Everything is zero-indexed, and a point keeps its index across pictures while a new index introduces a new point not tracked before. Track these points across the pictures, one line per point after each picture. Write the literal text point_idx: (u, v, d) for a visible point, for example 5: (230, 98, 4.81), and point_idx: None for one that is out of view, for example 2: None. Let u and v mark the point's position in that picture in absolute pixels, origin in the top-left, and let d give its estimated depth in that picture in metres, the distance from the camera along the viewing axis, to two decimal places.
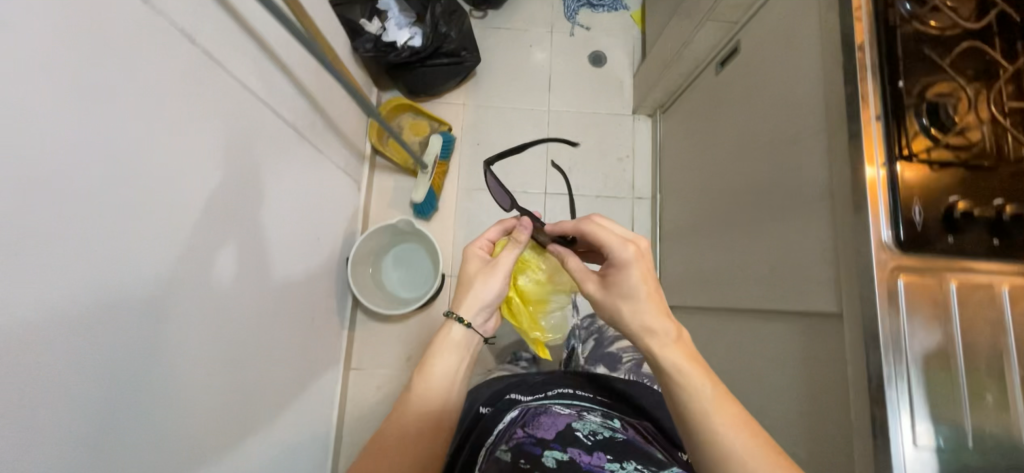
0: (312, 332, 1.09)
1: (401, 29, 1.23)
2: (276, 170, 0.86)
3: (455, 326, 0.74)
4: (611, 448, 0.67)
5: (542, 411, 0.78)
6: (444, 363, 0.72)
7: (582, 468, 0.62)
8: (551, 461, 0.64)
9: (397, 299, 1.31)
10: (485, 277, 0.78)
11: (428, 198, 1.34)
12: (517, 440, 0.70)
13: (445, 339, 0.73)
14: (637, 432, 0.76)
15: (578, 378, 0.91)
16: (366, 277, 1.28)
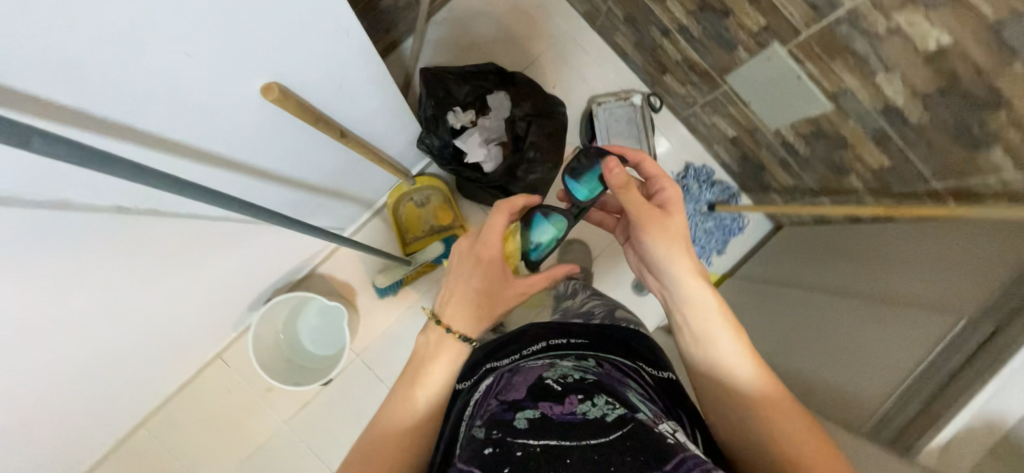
0: (175, 349, 1.02)
1: (482, 144, 1.08)
2: (220, 262, 0.83)
3: (457, 346, 0.68)
4: (582, 388, 0.58)
5: (513, 373, 0.69)
6: (441, 363, 0.67)
7: (559, 418, 0.52)
8: (524, 422, 0.52)
9: (297, 365, 1.20)
10: (505, 293, 0.72)
11: (393, 284, 1.23)
12: (488, 413, 0.59)
13: (445, 354, 0.67)
14: (612, 368, 0.68)
15: (552, 330, 0.80)
16: (269, 334, 1.16)
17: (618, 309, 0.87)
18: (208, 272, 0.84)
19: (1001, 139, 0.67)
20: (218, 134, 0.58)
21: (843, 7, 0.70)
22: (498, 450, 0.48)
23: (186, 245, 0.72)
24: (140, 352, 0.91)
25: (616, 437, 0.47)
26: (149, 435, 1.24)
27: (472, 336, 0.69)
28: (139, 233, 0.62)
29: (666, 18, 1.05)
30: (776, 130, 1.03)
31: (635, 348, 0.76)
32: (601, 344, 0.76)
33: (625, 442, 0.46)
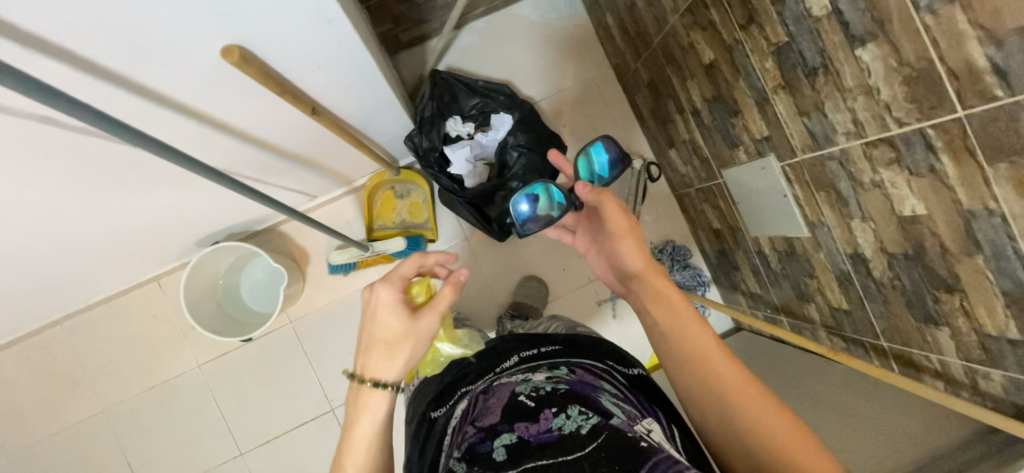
0: (110, 262, 1.01)
1: (471, 159, 1.08)
2: (167, 190, 0.83)
3: (378, 393, 0.61)
4: (554, 401, 0.61)
5: (486, 394, 0.70)
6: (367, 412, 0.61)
7: (535, 439, 0.55)
8: (503, 452, 0.55)
9: (227, 313, 1.19)
10: (411, 335, 0.62)
11: (347, 264, 1.21)
12: (466, 443, 0.60)
13: (366, 403, 0.61)
14: (584, 373, 0.70)
15: (523, 343, 0.83)
16: (209, 275, 1.14)
17: (580, 327, 0.90)
18: (156, 199, 0.84)
19: (950, 323, 0.66)
20: (187, 83, 0.58)
21: (837, 145, 0.70)
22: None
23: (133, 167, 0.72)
24: (69, 256, 0.90)
25: (591, 450, 0.51)
26: (65, 335, 1.22)
27: (390, 381, 0.62)
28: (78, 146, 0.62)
29: (684, 97, 1.05)
30: (756, 238, 1.02)
31: (606, 351, 0.78)
32: (575, 349, 0.78)
33: (600, 454, 0.50)
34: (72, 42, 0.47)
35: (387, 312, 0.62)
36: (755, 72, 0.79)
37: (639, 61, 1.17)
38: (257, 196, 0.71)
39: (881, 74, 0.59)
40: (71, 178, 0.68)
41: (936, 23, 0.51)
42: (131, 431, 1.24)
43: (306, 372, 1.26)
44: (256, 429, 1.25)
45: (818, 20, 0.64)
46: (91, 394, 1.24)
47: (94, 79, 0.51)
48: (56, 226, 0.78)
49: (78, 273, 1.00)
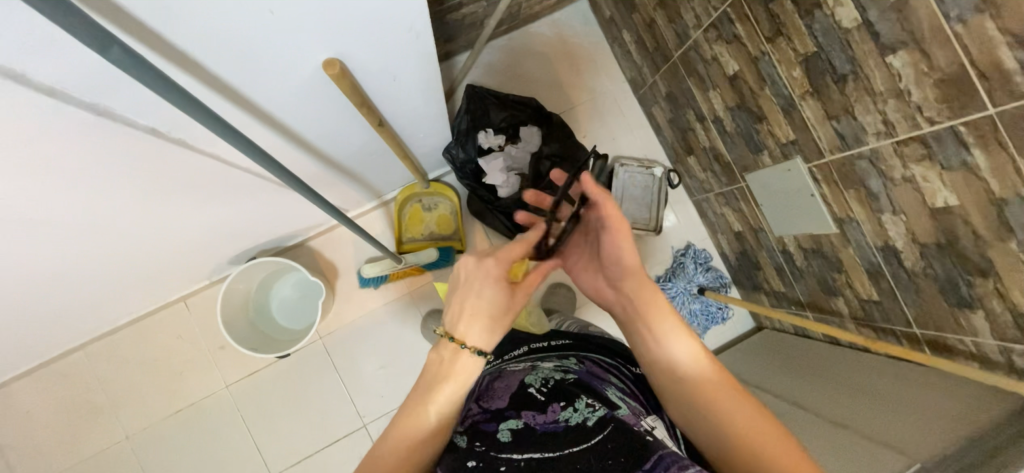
0: (147, 281, 1.00)
1: (505, 170, 1.10)
2: (223, 209, 0.83)
3: (472, 360, 0.61)
4: (564, 393, 0.60)
5: (495, 376, 0.70)
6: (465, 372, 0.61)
7: (542, 428, 0.55)
8: (508, 434, 0.55)
9: (259, 331, 1.18)
10: (503, 310, 0.63)
11: (378, 277, 1.21)
12: (469, 421, 0.60)
13: (461, 367, 0.61)
14: (593, 365, 0.72)
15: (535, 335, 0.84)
16: (242, 292, 1.14)
17: (592, 326, 0.92)
18: (211, 217, 0.84)
19: (984, 306, 0.70)
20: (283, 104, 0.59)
21: (867, 145, 0.75)
22: (482, 465, 0.50)
23: (206, 191, 0.73)
24: (111, 276, 0.89)
25: (599, 441, 0.50)
26: (88, 360, 1.19)
27: (485, 350, 0.62)
28: (172, 172, 0.63)
29: (705, 106, 1.11)
30: (780, 238, 1.07)
31: (618, 347, 0.79)
32: (584, 346, 0.79)
33: (607, 445, 0.49)
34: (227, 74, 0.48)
35: (494, 276, 0.63)
36: (782, 80, 0.85)
37: (657, 74, 1.23)
38: (319, 202, 0.72)
39: (912, 78, 0.65)
40: (149, 205, 0.69)
41: (966, 31, 0.57)
42: (155, 459, 1.19)
43: (336, 388, 1.24)
44: (285, 449, 1.22)
45: (847, 31, 0.70)
46: (112, 421, 1.20)
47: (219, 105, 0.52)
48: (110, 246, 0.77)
49: (117, 293, 0.99)
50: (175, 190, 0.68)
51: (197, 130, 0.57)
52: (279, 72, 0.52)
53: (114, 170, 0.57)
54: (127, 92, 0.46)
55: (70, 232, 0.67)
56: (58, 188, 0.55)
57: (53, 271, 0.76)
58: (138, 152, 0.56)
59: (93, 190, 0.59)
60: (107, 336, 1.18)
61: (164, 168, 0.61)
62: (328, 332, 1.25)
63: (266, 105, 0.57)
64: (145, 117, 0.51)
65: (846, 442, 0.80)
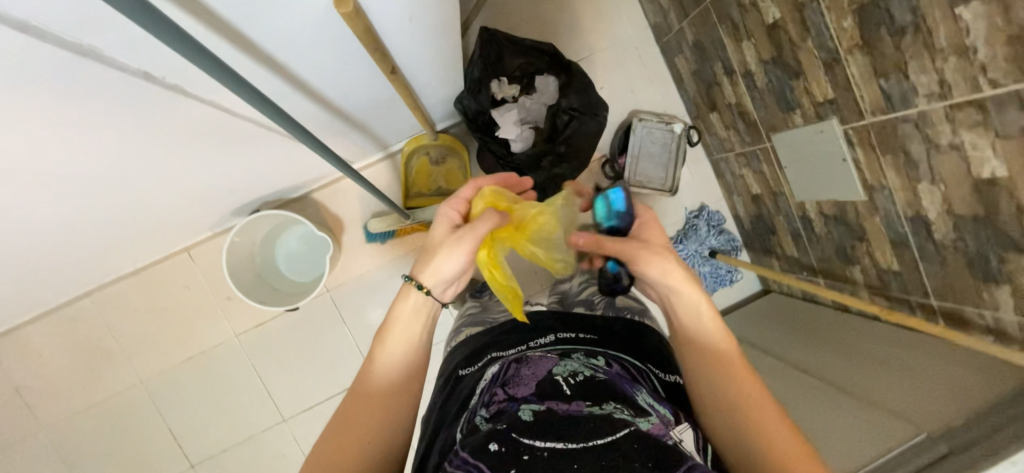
0: (149, 231, 0.98)
1: (517, 123, 1.05)
2: (223, 160, 0.79)
3: (414, 293, 0.66)
4: (591, 391, 0.54)
5: (519, 362, 0.66)
6: (401, 319, 0.66)
7: (564, 414, 0.49)
8: (529, 415, 0.50)
9: (265, 282, 1.17)
10: (444, 247, 0.66)
11: (386, 232, 1.19)
12: (494, 408, 0.56)
13: (403, 305, 0.66)
14: (623, 367, 0.64)
15: (562, 323, 0.79)
16: (246, 244, 1.11)
17: (620, 297, 0.86)
18: (211, 169, 0.80)
19: (1012, 281, 0.69)
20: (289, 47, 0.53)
21: (915, 107, 0.70)
22: (502, 447, 0.45)
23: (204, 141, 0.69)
24: (108, 227, 0.86)
25: (624, 438, 0.44)
26: (95, 307, 1.19)
27: (424, 285, 0.66)
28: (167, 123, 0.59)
29: (736, 58, 1.03)
30: (801, 202, 1.04)
31: (647, 350, 0.72)
32: (613, 342, 0.72)
33: (634, 445, 0.43)
34: (223, 10, 0.42)
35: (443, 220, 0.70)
36: (829, 31, 0.77)
37: (684, 20, 1.13)
38: (326, 155, 0.68)
39: (982, 34, 0.58)
40: (148, 156, 0.65)
41: None
42: (172, 401, 1.23)
43: (345, 340, 1.26)
44: (296, 395, 1.26)
45: None
46: (125, 366, 1.22)
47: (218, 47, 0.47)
48: (105, 200, 0.73)
49: (120, 244, 0.97)
50: (173, 140, 0.64)
51: (192, 72, 0.52)
52: (280, 7, 0.45)
53: (106, 119, 0.52)
54: (112, 28, 0.41)
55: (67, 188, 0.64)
56: (51, 142, 0.52)
57: (46, 225, 0.72)
58: (128, 99, 0.51)
59: (82, 140, 0.54)
60: (113, 283, 1.18)
61: (160, 118, 0.57)
62: (335, 285, 1.24)
63: (269, 46, 0.51)
64: (131, 56, 0.46)
65: (849, 406, 0.82)
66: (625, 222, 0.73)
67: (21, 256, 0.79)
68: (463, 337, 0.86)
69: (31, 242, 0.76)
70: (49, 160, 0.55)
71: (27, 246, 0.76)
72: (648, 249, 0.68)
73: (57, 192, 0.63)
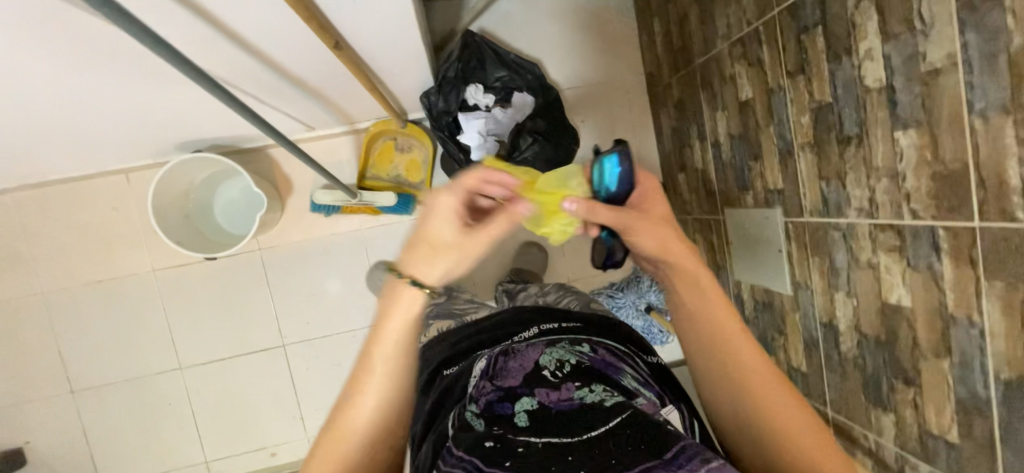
0: (79, 145, 0.94)
1: (482, 132, 1.02)
2: (156, 90, 0.76)
3: (409, 291, 0.49)
4: (579, 376, 0.57)
5: (506, 350, 0.66)
6: (398, 335, 0.51)
7: (556, 409, 0.51)
8: (523, 416, 0.51)
9: (195, 225, 1.14)
10: (449, 245, 0.48)
11: (330, 206, 1.16)
12: (483, 400, 0.56)
13: (405, 305, 0.50)
14: (608, 351, 0.66)
15: (543, 315, 0.79)
16: (183, 182, 1.08)
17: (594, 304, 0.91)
18: (143, 97, 0.77)
19: (897, 411, 0.68)
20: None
21: (846, 218, 0.70)
22: (498, 446, 0.48)
23: (130, 66, 0.66)
24: (29, 132, 0.82)
25: (615, 424, 0.48)
26: (14, 206, 1.14)
27: (430, 284, 0.49)
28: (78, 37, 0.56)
29: (709, 126, 1.03)
30: (738, 281, 1.04)
31: (630, 335, 0.74)
32: (595, 328, 0.74)
33: (625, 429, 0.47)
34: None
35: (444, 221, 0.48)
36: (789, 123, 0.78)
37: (674, 76, 1.14)
38: (256, 124, 0.65)
39: (913, 163, 0.58)
40: (61, 66, 0.62)
41: (984, 129, 0.50)
42: (69, 321, 1.18)
43: (263, 303, 1.22)
44: (200, 346, 1.22)
45: (867, 90, 0.62)
46: (29, 274, 1.17)
47: None
48: (23, 103, 0.70)
49: (42, 150, 0.93)
50: (91, 56, 0.61)
51: None
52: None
53: (6, 20, 0.49)
54: None
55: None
56: None
57: None
58: (26, 3, 0.48)
59: None
60: (37, 188, 1.13)
61: (68, 30, 0.54)
62: (267, 246, 1.21)
63: None
64: None
65: None
66: (623, 193, 0.54)
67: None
68: (444, 333, 0.86)
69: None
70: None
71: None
72: (650, 224, 0.52)
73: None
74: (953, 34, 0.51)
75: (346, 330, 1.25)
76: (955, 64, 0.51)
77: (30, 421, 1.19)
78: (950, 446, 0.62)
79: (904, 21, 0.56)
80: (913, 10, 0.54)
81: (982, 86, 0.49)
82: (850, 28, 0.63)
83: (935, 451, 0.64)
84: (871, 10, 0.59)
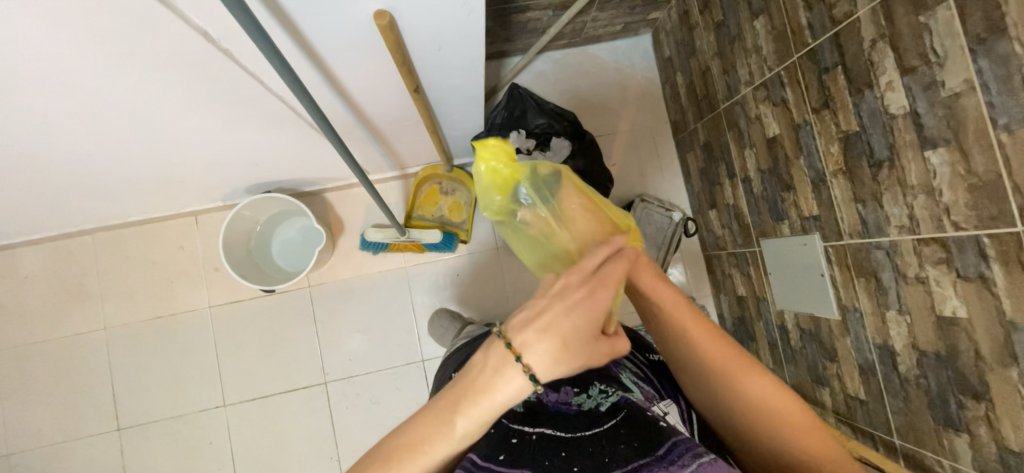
0: (167, 187, 1.05)
1: None
2: (250, 132, 0.87)
3: (518, 380, 0.43)
4: (580, 375, 0.58)
5: None
6: (465, 421, 0.44)
7: (554, 407, 0.53)
8: (521, 406, 0.53)
9: (254, 261, 1.22)
10: (575, 339, 0.44)
11: (379, 243, 1.22)
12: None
13: (499, 389, 0.43)
14: None
15: None
16: (249, 220, 1.18)
17: None
18: (239, 138, 0.88)
19: (971, 431, 0.67)
20: (339, 49, 0.62)
21: (887, 236, 0.74)
22: (493, 435, 0.48)
23: (239, 107, 0.77)
24: (134, 172, 0.93)
25: (612, 426, 0.49)
26: (93, 245, 1.24)
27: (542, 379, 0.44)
28: (212, 78, 0.67)
29: (738, 163, 1.10)
30: (781, 312, 1.04)
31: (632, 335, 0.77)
32: None
33: (620, 430, 0.48)
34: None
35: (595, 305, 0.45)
36: (818, 153, 0.84)
37: (699, 121, 1.23)
38: (349, 160, 0.74)
39: (947, 178, 0.63)
40: (188, 107, 0.73)
41: (1011, 140, 0.55)
42: (126, 356, 1.23)
43: (310, 339, 1.26)
44: (246, 383, 1.24)
45: (893, 117, 0.69)
46: (95, 310, 1.23)
47: (274, 29, 0.55)
48: (134, 139, 0.80)
49: (136, 192, 1.04)
50: (215, 97, 0.72)
51: (244, 42, 0.60)
52: (332, 12, 0.54)
53: (167, 60, 0.61)
54: None
55: (113, 118, 0.72)
56: (109, 67, 0.59)
57: (79, 148, 0.79)
58: (188, 49, 0.59)
59: (136, 72, 0.61)
60: (118, 229, 1.24)
61: (208, 73, 0.65)
62: (319, 284, 1.27)
63: (316, 41, 0.59)
64: (199, 13, 0.54)
65: None
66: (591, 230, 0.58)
67: (42, 174, 0.86)
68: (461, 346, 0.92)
69: (49, 160, 0.81)
70: (105, 85, 0.63)
71: (41, 163, 0.81)
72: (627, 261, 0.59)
73: (104, 120, 0.71)
74: (966, 63, 0.58)
75: (388, 367, 1.27)
76: (973, 87, 0.58)
77: (73, 459, 1.19)
78: None
79: (919, 55, 0.63)
80: (926, 46, 0.62)
81: (1003, 105, 0.55)
82: (868, 66, 0.71)
83: (1019, 470, 0.62)
84: (886, 49, 0.67)
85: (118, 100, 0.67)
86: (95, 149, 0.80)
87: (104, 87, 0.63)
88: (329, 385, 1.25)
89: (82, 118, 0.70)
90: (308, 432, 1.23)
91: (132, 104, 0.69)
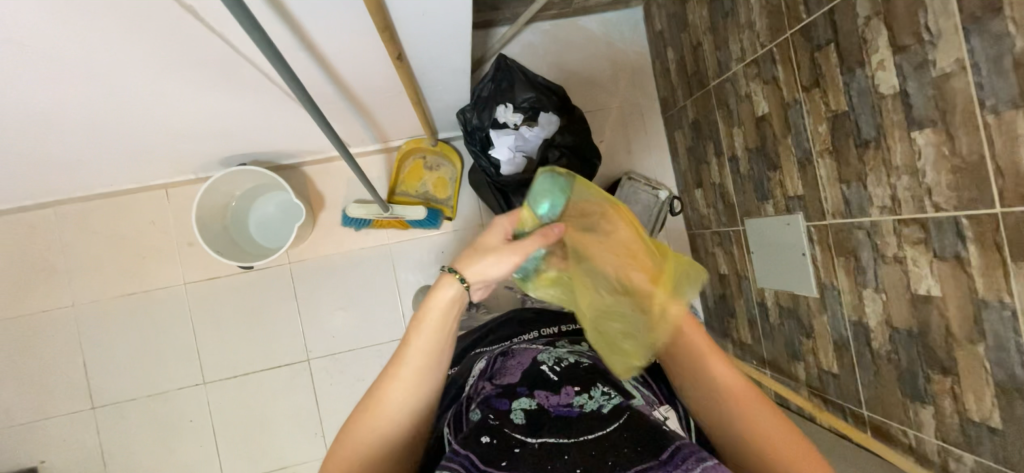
0: (134, 158, 0.99)
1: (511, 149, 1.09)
2: (222, 101, 0.82)
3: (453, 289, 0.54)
4: (581, 377, 0.56)
5: (507, 356, 0.66)
6: (425, 325, 0.54)
7: (556, 411, 0.50)
8: (521, 415, 0.50)
9: (230, 237, 1.18)
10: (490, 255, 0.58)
11: (362, 219, 1.19)
12: (481, 397, 0.56)
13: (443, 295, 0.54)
14: None
15: (542, 319, 0.83)
16: (223, 194, 1.13)
17: None
18: (210, 106, 0.83)
19: (936, 402, 0.70)
20: (314, 10, 0.58)
21: (869, 216, 0.74)
22: (495, 442, 0.46)
23: (209, 74, 0.72)
24: (98, 142, 0.88)
25: (613, 429, 0.47)
26: (55, 219, 1.18)
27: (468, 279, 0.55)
28: (177, 42, 0.62)
29: (726, 142, 1.09)
30: (761, 290, 1.07)
31: None
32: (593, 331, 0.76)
33: (622, 434, 0.46)
34: None
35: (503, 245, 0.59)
36: (807, 133, 0.84)
37: (689, 98, 1.22)
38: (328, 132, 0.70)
39: (932, 160, 0.64)
40: (153, 73, 0.68)
41: (997, 123, 0.55)
42: (98, 334, 1.19)
43: (292, 316, 1.24)
44: (227, 361, 1.22)
45: (883, 97, 0.68)
46: (61, 287, 1.18)
47: None
48: (95, 107, 0.74)
49: (101, 163, 0.98)
50: (182, 63, 0.67)
51: (211, 1, 0.55)
52: None
53: (128, 23, 0.55)
54: None
55: (71, 85, 0.66)
56: (62, 30, 0.54)
57: (34, 117, 0.73)
58: (151, 11, 0.55)
59: (94, 36, 0.56)
60: (81, 202, 1.17)
61: (174, 35, 0.60)
62: (299, 259, 1.24)
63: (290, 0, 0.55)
64: None
65: None
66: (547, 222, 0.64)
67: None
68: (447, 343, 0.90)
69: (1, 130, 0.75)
70: (58, 48, 0.57)
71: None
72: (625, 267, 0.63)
73: (61, 86, 0.66)
74: (959, 42, 0.58)
75: (372, 344, 1.26)
76: (964, 68, 0.58)
77: (47, 438, 1.16)
78: (993, 432, 0.63)
79: (912, 34, 0.62)
80: (920, 24, 0.61)
81: (991, 86, 0.55)
82: (862, 44, 0.70)
83: (978, 438, 0.65)
84: (880, 26, 0.66)
85: (76, 66, 0.62)
86: (53, 118, 0.75)
87: (60, 51, 0.58)
88: (313, 361, 1.24)
89: (39, 85, 0.64)
90: (292, 409, 1.23)
91: (92, 69, 0.63)
